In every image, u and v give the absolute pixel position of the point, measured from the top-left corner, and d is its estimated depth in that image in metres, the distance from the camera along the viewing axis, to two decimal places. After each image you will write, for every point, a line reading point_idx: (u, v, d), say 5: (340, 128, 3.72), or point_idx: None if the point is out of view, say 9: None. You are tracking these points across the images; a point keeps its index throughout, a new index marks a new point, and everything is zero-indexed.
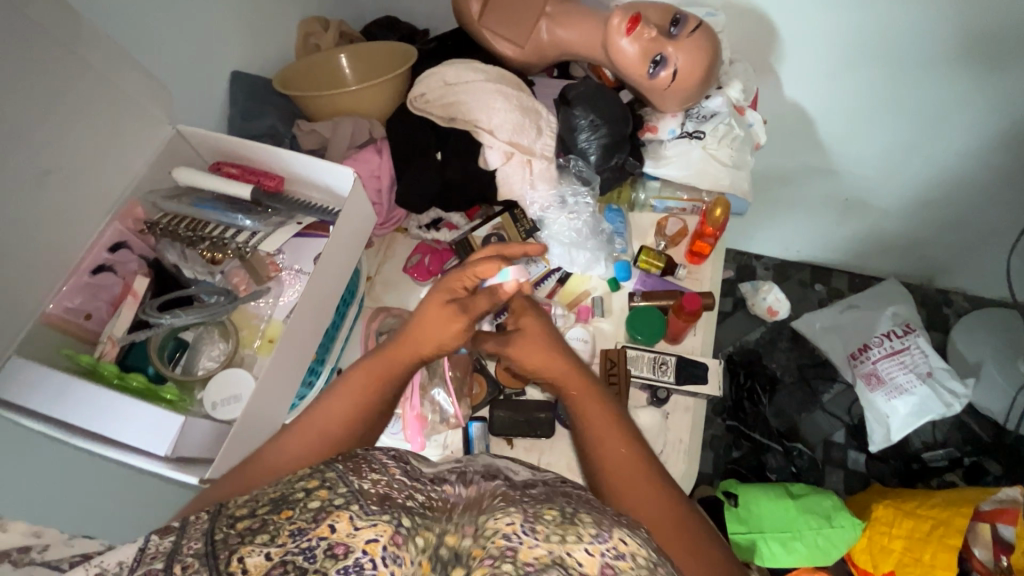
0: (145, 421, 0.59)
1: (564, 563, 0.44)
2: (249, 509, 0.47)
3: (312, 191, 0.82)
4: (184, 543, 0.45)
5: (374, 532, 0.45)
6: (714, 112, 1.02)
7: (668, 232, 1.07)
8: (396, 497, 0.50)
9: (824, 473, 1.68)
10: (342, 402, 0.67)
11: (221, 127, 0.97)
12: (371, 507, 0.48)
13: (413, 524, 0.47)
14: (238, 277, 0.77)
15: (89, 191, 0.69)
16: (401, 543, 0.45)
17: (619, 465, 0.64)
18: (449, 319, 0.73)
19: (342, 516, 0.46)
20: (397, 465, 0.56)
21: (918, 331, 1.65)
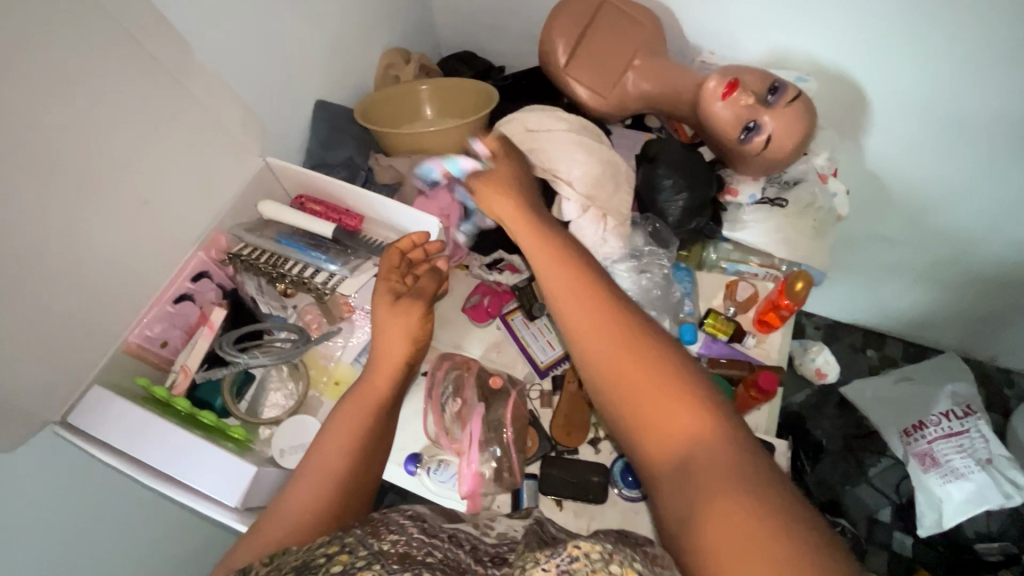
0: (215, 466, 0.58)
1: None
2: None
3: (391, 232, 0.81)
4: None
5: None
6: (797, 180, 1.00)
7: (738, 297, 1.03)
8: (415, 555, 0.49)
9: (866, 553, 1.59)
10: (334, 431, 0.59)
11: (301, 155, 0.98)
12: (392, 566, 0.46)
13: None
14: (311, 315, 0.76)
15: (182, 221, 0.71)
16: None
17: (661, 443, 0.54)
18: (416, 306, 0.68)
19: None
20: (414, 527, 0.55)
21: (980, 414, 1.56)
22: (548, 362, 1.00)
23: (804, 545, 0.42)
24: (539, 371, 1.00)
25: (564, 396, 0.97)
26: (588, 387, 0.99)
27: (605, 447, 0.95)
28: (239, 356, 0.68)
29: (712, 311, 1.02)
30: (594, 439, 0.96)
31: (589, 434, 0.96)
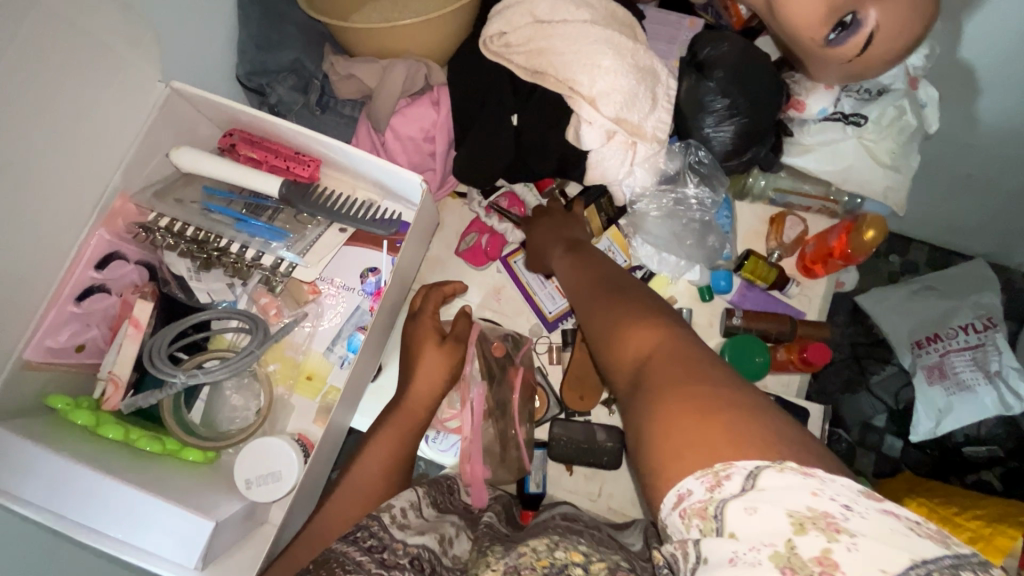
0: (167, 523, 0.47)
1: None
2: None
3: (357, 184, 0.62)
4: None
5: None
6: (884, 88, 0.76)
7: (785, 237, 0.86)
8: None
9: (856, 456, 1.62)
10: (375, 453, 0.68)
11: (231, 57, 0.72)
12: None
13: None
14: (266, 299, 0.61)
15: (64, 188, 0.50)
16: None
17: (604, 322, 0.57)
18: (454, 351, 0.74)
19: None
20: (371, 559, 0.51)
21: (1000, 327, 1.39)
22: (557, 313, 0.86)
23: (772, 424, 0.37)
24: (546, 323, 0.87)
25: (575, 354, 0.84)
26: None
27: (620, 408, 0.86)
28: (177, 374, 0.53)
29: (753, 253, 0.85)
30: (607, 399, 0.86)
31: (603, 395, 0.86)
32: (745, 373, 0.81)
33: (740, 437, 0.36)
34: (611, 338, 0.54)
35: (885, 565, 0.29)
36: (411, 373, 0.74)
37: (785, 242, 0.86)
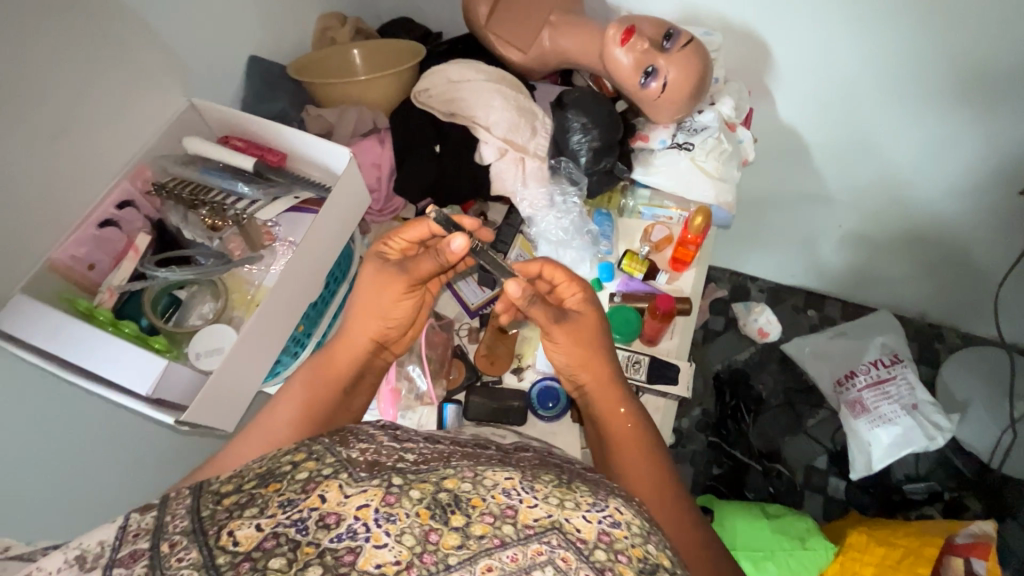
0: (129, 359, 0.63)
1: (562, 528, 0.53)
2: (236, 486, 0.53)
3: (312, 168, 0.87)
4: (168, 519, 0.50)
5: (364, 498, 0.52)
6: (704, 126, 1.06)
7: (653, 238, 1.10)
8: (385, 462, 0.58)
9: (803, 497, 1.67)
10: (285, 406, 0.73)
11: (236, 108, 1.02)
12: (361, 474, 0.55)
13: (405, 481, 0.55)
14: (235, 244, 0.81)
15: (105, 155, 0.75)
16: (393, 502, 0.52)
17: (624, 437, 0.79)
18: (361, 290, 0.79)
19: (332, 485, 0.52)
20: (384, 436, 0.64)
21: (905, 362, 1.68)
22: (478, 303, 1.06)
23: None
24: (469, 311, 1.06)
25: (488, 330, 1.03)
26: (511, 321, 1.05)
27: (527, 376, 1.02)
28: (158, 271, 0.75)
29: (628, 252, 1.09)
30: (517, 369, 1.02)
31: (513, 364, 1.03)
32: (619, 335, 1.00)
33: None
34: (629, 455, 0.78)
35: None
36: (358, 308, 0.78)
37: (653, 241, 1.10)
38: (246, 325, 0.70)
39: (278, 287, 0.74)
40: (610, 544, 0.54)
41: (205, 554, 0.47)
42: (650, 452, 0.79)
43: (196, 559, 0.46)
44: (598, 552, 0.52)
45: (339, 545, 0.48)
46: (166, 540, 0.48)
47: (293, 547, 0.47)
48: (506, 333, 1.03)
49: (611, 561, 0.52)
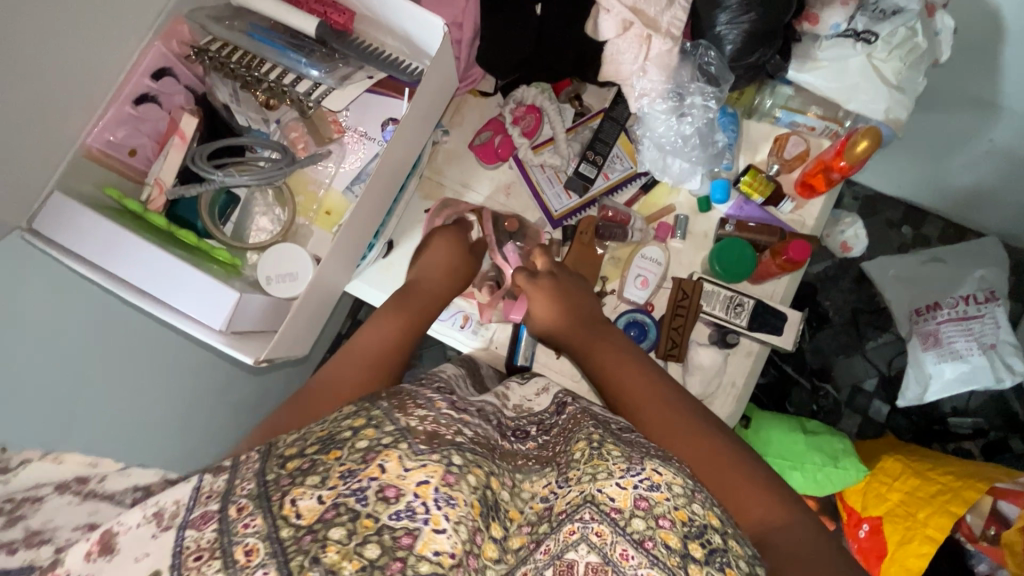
0: (197, 287, 0.55)
1: (595, 502, 0.49)
2: (299, 449, 0.47)
3: (386, 36, 0.67)
4: (238, 482, 0.44)
5: (424, 474, 0.45)
6: (898, 9, 0.79)
7: (787, 153, 0.90)
8: (445, 434, 0.50)
9: (842, 415, 1.67)
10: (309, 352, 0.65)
11: None
12: (419, 445, 0.47)
13: (464, 462, 0.48)
14: (296, 134, 0.68)
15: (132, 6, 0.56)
16: (453, 482, 0.45)
17: (662, 423, 0.67)
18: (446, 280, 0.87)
19: (390, 454, 0.45)
20: (443, 401, 0.56)
21: (1000, 300, 1.52)
22: (563, 212, 0.94)
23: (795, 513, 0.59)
24: (551, 221, 0.94)
25: (573, 247, 0.91)
26: (600, 240, 0.92)
27: (610, 302, 0.92)
28: (214, 173, 0.62)
29: (752, 167, 0.90)
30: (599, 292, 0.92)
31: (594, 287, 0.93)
32: (723, 271, 0.88)
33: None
34: (681, 443, 0.65)
35: None
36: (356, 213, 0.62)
37: (785, 157, 0.90)
38: (327, 257, 0.59)
39: (353, 216, 0.61)
40: (650, 511, 0.48)
41: (269, 522, 0.41)
42: (705, 439, 0.65)
43: (260, 526, 0.41)
44: (636, 522, 0.47)
45: (398, 525, 0.42)
46: (235, 505, 0.42)
47: (351, 517, 0.41)
48: (593, 252, 0.91)
49: (653, 529, 0.47)
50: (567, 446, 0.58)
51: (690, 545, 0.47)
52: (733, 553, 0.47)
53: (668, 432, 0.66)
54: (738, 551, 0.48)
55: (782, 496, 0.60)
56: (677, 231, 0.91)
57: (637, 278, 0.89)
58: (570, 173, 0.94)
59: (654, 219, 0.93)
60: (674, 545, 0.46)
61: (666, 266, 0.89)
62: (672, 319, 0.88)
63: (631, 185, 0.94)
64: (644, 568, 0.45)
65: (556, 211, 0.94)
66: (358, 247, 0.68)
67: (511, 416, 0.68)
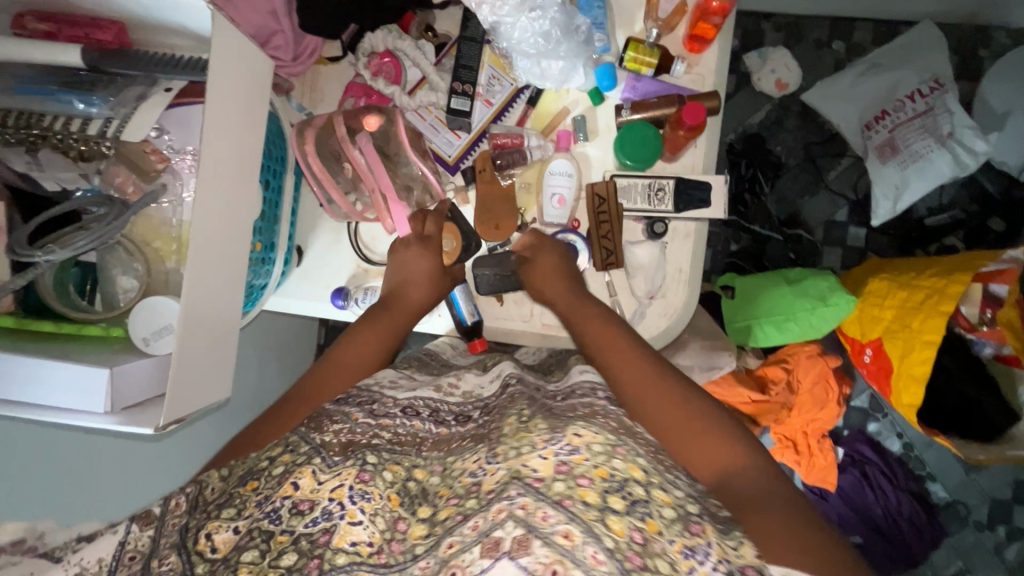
0: (66, 377, 0.51)
1: (519, 476, 0.49)
2: (222, 488, 0.56)
3: (171, 37, 0.60)
4: (163, 534, 0.52)
5: (338, 480, 0.53)
6: None
7: (662, 12, 0.82)
8: (359, 440, 0.59)
9: (822, 254, 1.64)
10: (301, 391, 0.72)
11: None
12: (332, 458, 0.56)
13: (378, 461, 0.56)
14: (121, 178, 0.60)
15: None
16: (368, 480, 0.53)
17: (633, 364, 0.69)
18: (431, 251, 0.83)
19: (304, 472, 0.54)
20: (361, 410, 0.64)
21: (947, 87, 1.46)
22: (457, 155, 0.88)
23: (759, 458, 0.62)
24: (450, 168, 0.89)
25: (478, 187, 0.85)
26: (503, 172, 0.87)
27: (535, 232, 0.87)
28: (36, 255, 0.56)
29: (632, 40, 0.83)
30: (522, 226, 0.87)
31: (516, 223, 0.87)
32: (637, 159, 0.82)
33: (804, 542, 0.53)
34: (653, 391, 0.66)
35: None
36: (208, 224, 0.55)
37: (661, 17, 0.82)
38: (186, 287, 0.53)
39: (198, 245, 0.54)
40: (568, 472, 0.49)
41: (183, 560, 0.50)
42: (681, 396, 0.66)
43: (176, 563, 0.49)
44: (557, 486, 0.48)
45: (315, 529, 0.50)
46: (157, 558, 0.50)
47: (266, 537, 0.50)
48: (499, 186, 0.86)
49: (571, 489, 0.48)
50: (498, 419, 0.60)
51: (609, 499, 0.48)
52: (656, 504, 0.50)
53: (641, 379, 0.67)
54: (663, 499, 0.51)
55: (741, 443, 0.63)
56: (578, 136, 0.84)
57: (553, 197, 0.84)
58: (446, 109, 0.86)
59: (552, 130, 0.86)
60: (592, 499, 0.47)
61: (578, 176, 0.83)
62: (599, 228, 0.83)
63: (518, 103, 0.87)
64: (561, 524, 0.45)
65: (452, 155, 0.88)
66: (235, 265, 0.61)
67: (456, 402, 0.70)
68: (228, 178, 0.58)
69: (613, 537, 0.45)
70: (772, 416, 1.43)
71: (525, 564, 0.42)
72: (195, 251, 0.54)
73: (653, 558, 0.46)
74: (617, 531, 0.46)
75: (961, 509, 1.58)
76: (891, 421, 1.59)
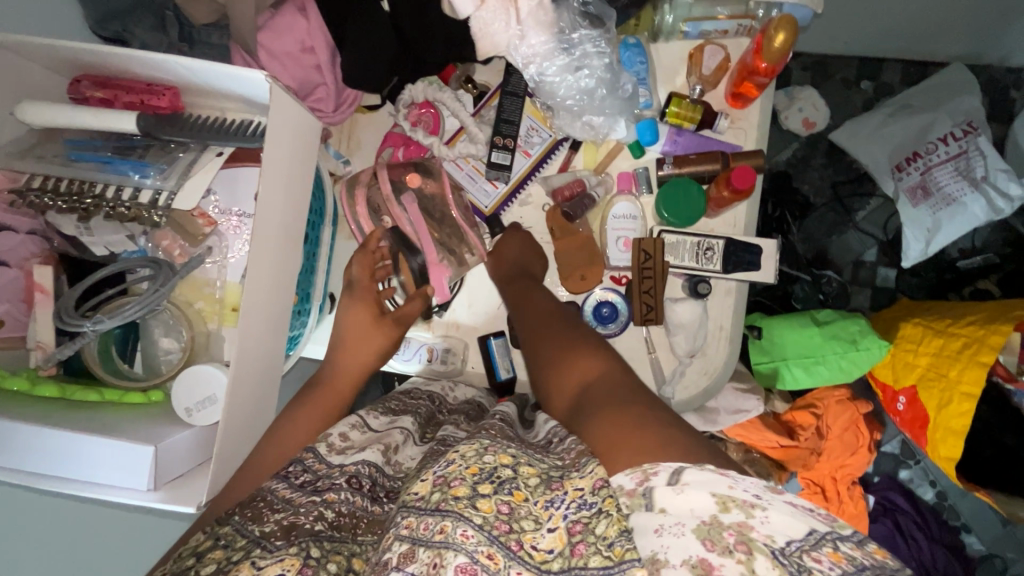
0: (108, 454, 0.50)
1: (455, 510, 0.44)
2: None
3: (222, 101, 0.60)
4: None
5: (278, 569, 0.43)
6: None
7: (705, 68, 0.82)
8: (304, 523, 0.47)
9: (851, 294, 1.61)
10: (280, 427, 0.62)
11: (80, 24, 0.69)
12: (275, 543, 0.45)
13: (324, 551, 0.46)
14: (168, 240, 0.61)
15: None
16: (312, 575, 0.44)
17: (536, 328, 0.71)
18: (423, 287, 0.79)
19: (242, 566, 0.43)
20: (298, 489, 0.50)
21: (980, 130, 1.43)
22: (493, 205, 0.87)
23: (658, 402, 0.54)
24: (486, 220, 0.87)
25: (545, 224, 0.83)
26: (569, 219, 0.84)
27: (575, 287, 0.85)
28: (85, 323, 0.55)
29: (674, 95, 0.82)
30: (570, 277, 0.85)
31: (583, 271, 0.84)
32: (685, 213, 0.80)
33: (653, 445, 0.46)
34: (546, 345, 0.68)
35: (790, 533, 0.40)
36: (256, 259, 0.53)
37: (705, 73, 0.81)
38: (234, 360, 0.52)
39: (247, 310, 0.53)
40: (444, 481, 0.46)
41: None
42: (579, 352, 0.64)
43: None
44: (435, 497, 0.45)
45: None
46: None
47: None
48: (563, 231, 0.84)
49: (494, 507, 0.44)
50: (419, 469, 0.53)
51: (478, 487, 0.45)
52: (522, 477, 0.47)
53: (546, 358, 0.67)
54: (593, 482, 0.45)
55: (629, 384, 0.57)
56: (638, 183, 0.84)
57: (619, 241, 0.83)
58: (486, 161, 0.86)
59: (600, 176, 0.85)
60: (485, 508, 0.44)
61: (644, 220, 0.83)
62: (641, 283, 0.81)
63: (557, 153, 0.86)
64: (466, 536, 0.42)
65: (488, 206, 0.87)
66: (275, 326, 0.60)
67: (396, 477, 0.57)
68: (274, 236, 0.56)
69: (482, 515, 0.43)
70: (800, 462, 1.39)
71: (408, 572, 0.42)
72: (245, 308, 0.53)
73: (520, 525, 0.44)
74: (486, 509, 0.44)
75: (998, 564, 1.52)
76: (923, 469, 1.54)
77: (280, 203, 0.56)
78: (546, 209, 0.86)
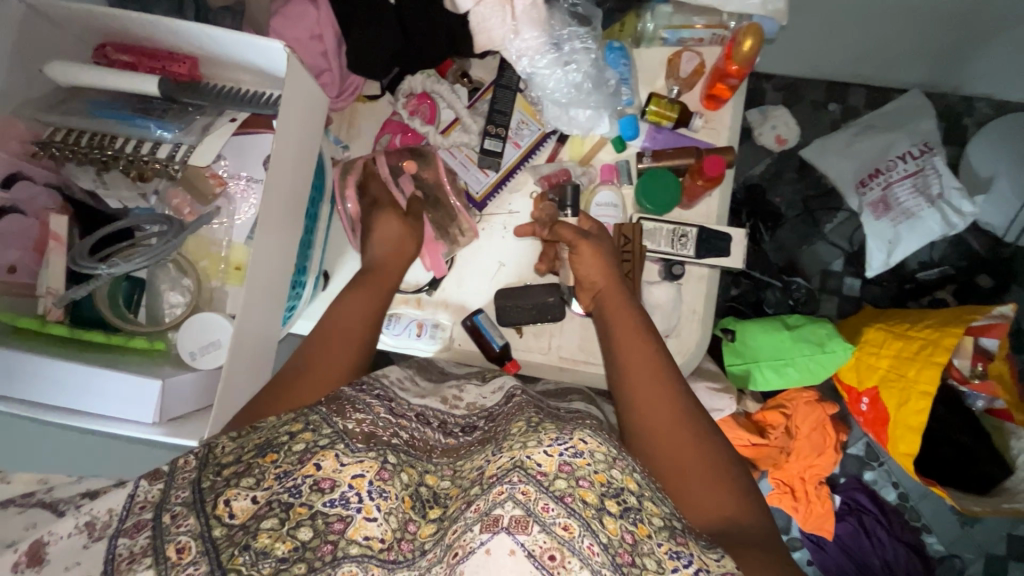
0: (116, 387, 0.53)
1: (524, 466, 0.53)
2: (236, 455, 0.53)
3: (239, 73, 0.64)
4: (171, 492, 0.50)
5: (360, 468, 0.53)
6: None
7: (682, 72, 0.89)
8: (381, 435, 0.57)
9: (820, 302, 1.69)
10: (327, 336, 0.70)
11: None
12: (356, 445, 0.55)
13: (398, 460, 0.56)
14: (179, 199, 0.64)
15: None
16: (388, 477, 0.54)
17: (637, 352, 0.71)
18: (411, 231, 0.83)
19: (327, 454, 0.53)
20: (381, 405, 0.61)
21: (936, 150, 1.55)
22: (484, 193, 0.91)
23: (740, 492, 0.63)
24: (477, 205, 0.92)
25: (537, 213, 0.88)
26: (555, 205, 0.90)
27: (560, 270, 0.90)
28: (100, 267, 0.59)
29: (654, 95, 0.89)
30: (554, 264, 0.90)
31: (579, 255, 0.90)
32: (663, 201, 0.86)
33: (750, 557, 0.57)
34: (645, 381, 0.69)
35: None
36: (268, 221, 0.58)
37: (682, 76, 0.89)
38: (240, 313, 0.55)
39: (254, 265, 0.56)
40: (572, 473, 0.53)
41: (201, 521, 0.49)
42: (676, 408, 0.67)
43: (193, 525, 0.48)
44: (560, 484, 0.52)
45: (331, 511, 0.50)
46: (168, 513, 0.49)
47: (285, 508, 0.50)
48: None
49: (573, 487, 0.52)
50: (508, 423, 0.62)
51: (606, 502, 0.53)
52: (646, 512, 0.54)
53: (646, 395, 0.68)
54: (653, 509, 0.55)
55: (727, 474, 0.64)
56: (620, 175, 0.90)
57: (601, 227, 0.89)
58: (479, 149, 0.91)
59: (586, 165, 0.92)
60: (590, 500, 0.52)
61: (625, 208, 0.89)
62: (620, 266, 0.87)
63: (546, 145, 0.92)
64: (561, 518, 0.50)
65: (479, 191, 0.91)
66: (278, 289, 0.64)
67: (460, 415, 0.69)
68: (285, 195, 0.61)
69: (608, 535, 0.51)
70: (771, 460, 1.45)
71: (523, 541, 0.48)
72: (253, 261, 0.56)
73: (642, 558, 0.51)
74: (611, 530, 0.51)
75: (958, 563, 1.59)
76: (886, 470, 1.60)
77: (289, 166, 0.60)
78: (534, 196, 0.91)
